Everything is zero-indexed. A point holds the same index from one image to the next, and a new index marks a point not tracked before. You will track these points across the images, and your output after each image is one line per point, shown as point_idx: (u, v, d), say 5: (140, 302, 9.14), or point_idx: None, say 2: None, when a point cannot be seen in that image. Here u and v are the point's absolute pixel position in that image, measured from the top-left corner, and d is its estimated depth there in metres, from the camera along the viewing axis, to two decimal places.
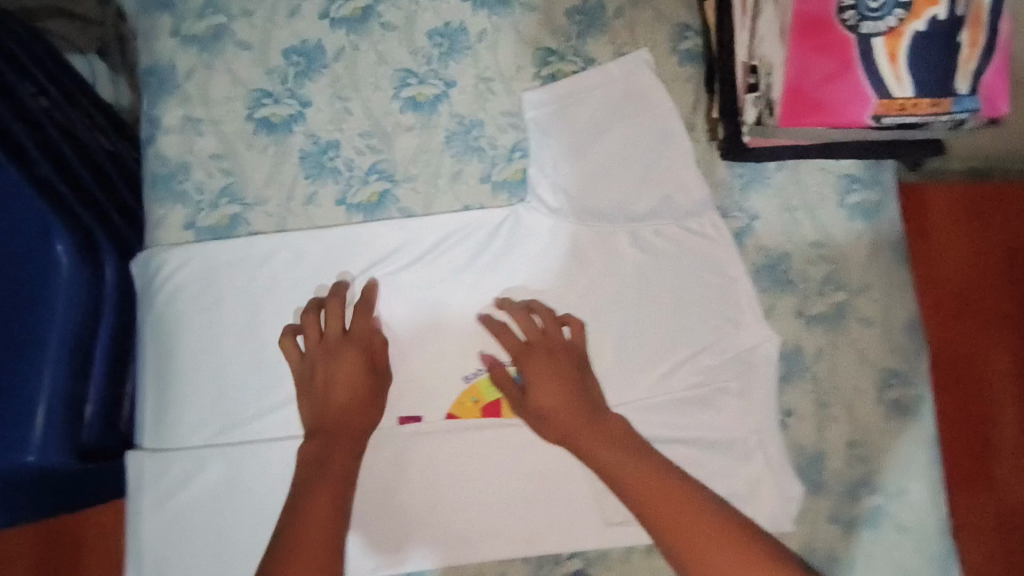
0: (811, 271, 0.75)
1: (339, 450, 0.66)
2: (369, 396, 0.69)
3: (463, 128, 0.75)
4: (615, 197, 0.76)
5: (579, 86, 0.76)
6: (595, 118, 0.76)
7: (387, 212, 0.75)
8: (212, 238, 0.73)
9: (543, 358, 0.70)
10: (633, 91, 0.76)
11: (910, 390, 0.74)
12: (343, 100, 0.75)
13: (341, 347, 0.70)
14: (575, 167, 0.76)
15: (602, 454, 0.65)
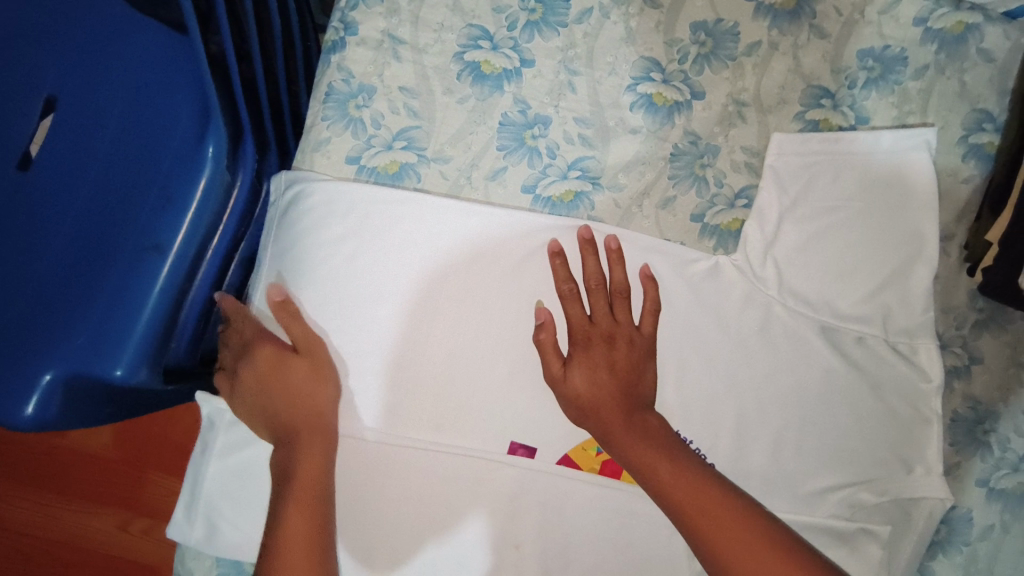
0: (1015, 440, 0.64)
1: (310, 451, 0.57)
2: (337, 392, 0.60)
3: (694, 149, 0.63)
4: (830, 284, 0.64)
5: (844, 148, 0.64)
6: (844, 188, 0.64)
7: (577, 215, 0.63)
8: (381, 183, 0.62)
9: (599, 344, 0.59)
10: (901, 175, 0.64)
11: None
12: (569, 71, 0.63)
13: (264, 339, 0.60)
14: (802, 238, 0.64)
15: (647, 462, 0.56)
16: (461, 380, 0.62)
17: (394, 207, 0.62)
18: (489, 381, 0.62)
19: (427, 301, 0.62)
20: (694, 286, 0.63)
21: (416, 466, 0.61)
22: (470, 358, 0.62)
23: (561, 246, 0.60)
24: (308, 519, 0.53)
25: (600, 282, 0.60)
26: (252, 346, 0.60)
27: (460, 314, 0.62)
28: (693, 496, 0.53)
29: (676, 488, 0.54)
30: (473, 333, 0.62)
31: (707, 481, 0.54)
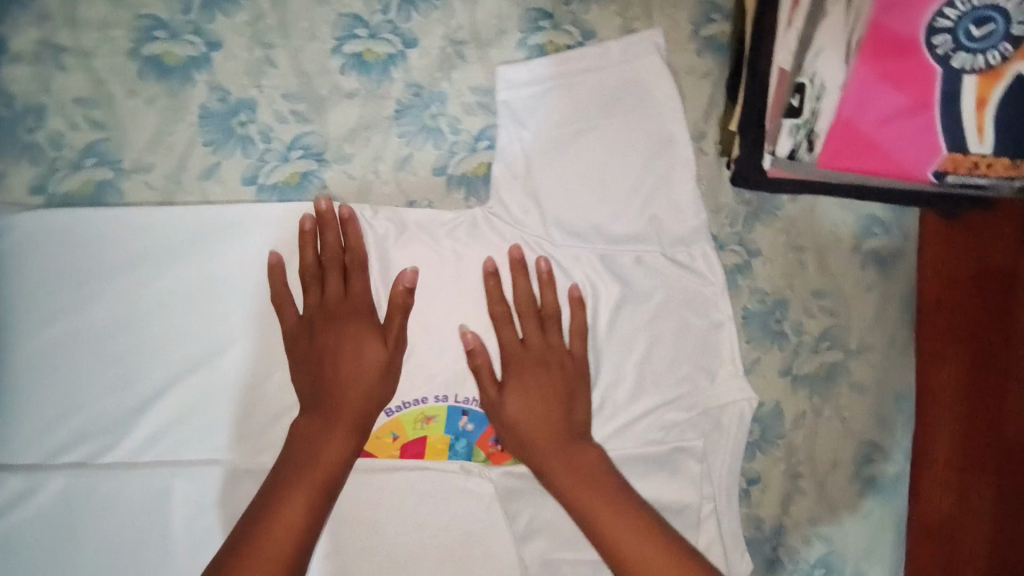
0: (807, 324, 0.64)
1: (336, 435, 0.54)
2: (386, 371, 0.56)
3: (419, 100, 0.59)
4: (595, 211, 0.62)
5: (573, 64, 0.61)
6: (584, 108, 0.61)
7: (309, 197, 0.58)
8: (75, 202, 0.57)
9: (542, 377, 0.59)
10: (635, 81, 0.61)
11: (890, 468, 0.65)
12: (264, 46, 0.57)
13: (342, 313, 0.56)
14: (553, 170, 0.61)
15: (563, 476, 0.56)
16: (222, 393, 0.58)
17: (103, 226, 0.57)
18: (255, 388, 0.58)
19: (164, 322, 0.58)
20: (454, 242, 0.60)
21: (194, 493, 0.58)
22: (221, 366, 0.58)
23: (411, 280, 0.56)
24: (307, 499, 0.52)
25: (530, 307, 0.60)
26: (321, 316, 0.56)
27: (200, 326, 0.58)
28: (592, 501, 0.55)
29: (593, 502, 0.55)
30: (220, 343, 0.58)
31: (631, 499, 0.56)
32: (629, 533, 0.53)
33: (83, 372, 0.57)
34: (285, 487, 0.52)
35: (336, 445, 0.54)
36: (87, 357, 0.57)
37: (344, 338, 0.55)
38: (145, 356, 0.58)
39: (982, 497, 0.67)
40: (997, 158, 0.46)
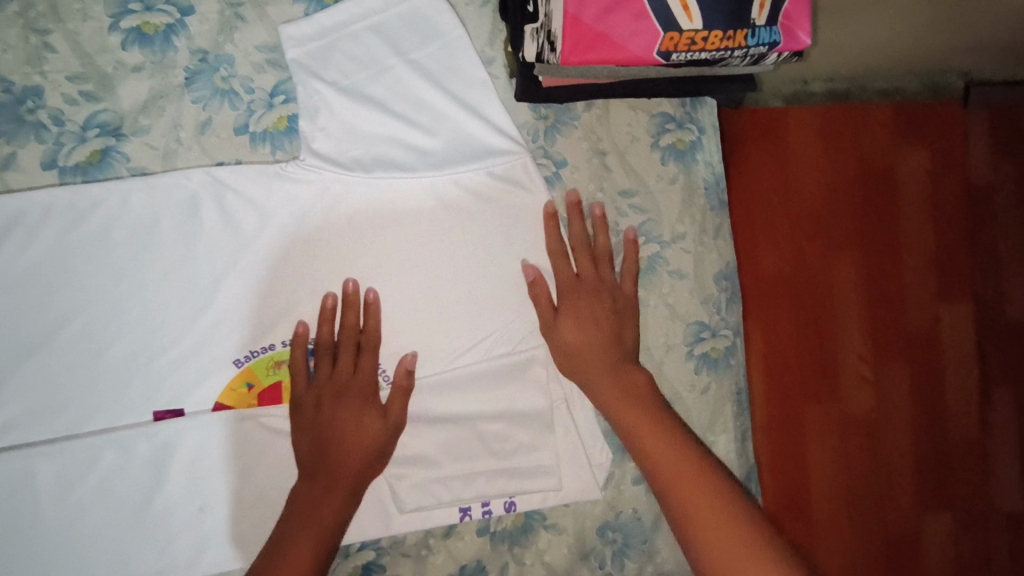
0: (620, 222, 0.69)
1: (332, 502, 0.58)
2: (382, 446, 0.61)
3: (207, 65, 0.62)
4: (404, 145, 0.64)
5: (356, 9, 0.64)
6: (374, 49, 0.64)
7: (114, 172, 0.60)
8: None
9: (585, 301, 0.64)
10: (417, 17, 0.65)
11: (720, 343, 0.71)
12: (40, 33, 0.59)
13: (350, 388, 0.61)
14: (355, 111, 0.63)
15: (613, 400, 0.61)
16: (59, 376, 0.60)
17: None
18: (93, 366, 0.60)
19: None
20: (268, 195, 0.62)
21: (51, 473, 0.59)
22: (51, 350, 0.59)
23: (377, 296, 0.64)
24: (343, 499, 0.58)
25: (570, 278, 0.65)
26: (341, 390, 0.61)
27: (27, 313, 0.59)
28: (641, 434, 0.58)
29: (623, 409, 0.60)
30: (51, 326, 0.59)
31: (638, 402, 0.61)
32: (662, 440, 0.57)
33: None
34: (313, 488, 0.58)
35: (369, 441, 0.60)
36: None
37: (345, 417, 0.60)
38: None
39: (839, 352, 0.86)
40: (709, 32, 0.51)
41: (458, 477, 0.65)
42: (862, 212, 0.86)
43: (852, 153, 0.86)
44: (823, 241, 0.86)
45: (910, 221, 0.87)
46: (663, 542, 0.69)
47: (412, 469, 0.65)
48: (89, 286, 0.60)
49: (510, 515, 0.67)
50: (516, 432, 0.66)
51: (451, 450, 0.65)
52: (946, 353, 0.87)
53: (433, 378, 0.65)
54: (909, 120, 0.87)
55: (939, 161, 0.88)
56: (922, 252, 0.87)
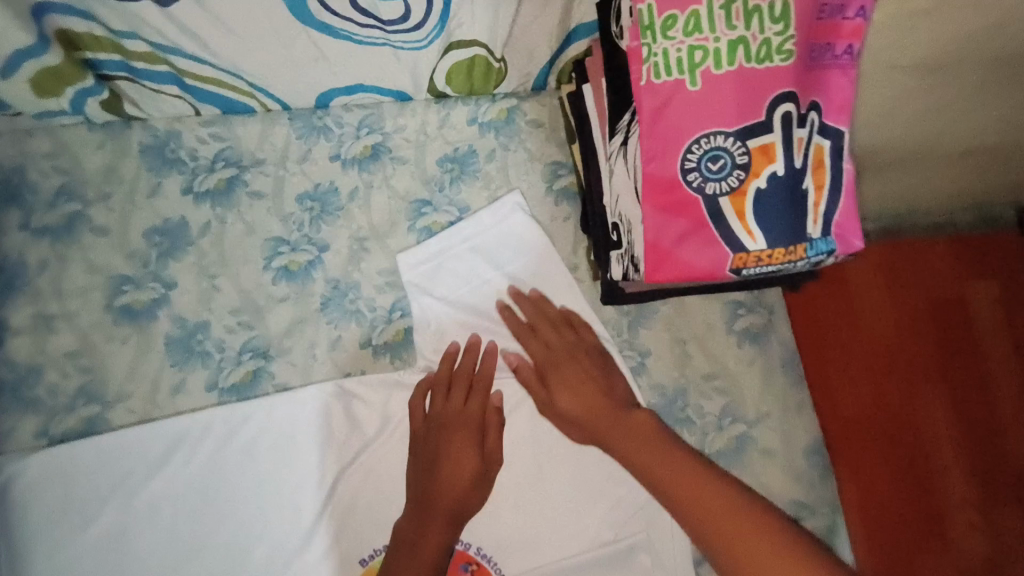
0: (706, 405, 0.73)
1: (432, 535, 0.65)
2: (478, 478, 0.68)
3: (339, 291, 0.73)
4: (502, 347, 0.73)
5: (459, 232, 0.75)
6: (477, 265, 0.74)
7: (262, 388, 0.71)
8: (66, 441, 0.67)
9: (565, 372, 0.69)
10: (511, 235, 0.75)
11: (818, 522, 0.71)
12: (210, 278, 0.72)
13: (455, 428, 0.68)
14: (460, 321, 0.73)
15: (654, 471, 0.63)
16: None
17: (92, 452, 0.67)
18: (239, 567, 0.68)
19: (156, 523, 0.67)
20: (387, 403, 0.71)
21: None
22: (206, 553, 0.67)
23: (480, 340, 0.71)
24: (441, 542, 0.65)
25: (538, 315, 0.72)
26: (448, 425, 0.68)
27: (187, 519, 0.68)
28: (648, 457, 0.64)
29: (642, 468, 0.64)
30: (206, 531, 0.68)
31: (700, 468, 0.62)
32: (675, 469, 0.62)
33: None
34: (423, 532, 0.65)
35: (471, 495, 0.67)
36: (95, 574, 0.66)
37: (449, 450, 0.67)
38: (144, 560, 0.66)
39: None
40: (771, 250, 0.58)
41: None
42: None
43: None
44: None
45: None
46: None
47: None
48: (241, 491, 0.69)
49: None
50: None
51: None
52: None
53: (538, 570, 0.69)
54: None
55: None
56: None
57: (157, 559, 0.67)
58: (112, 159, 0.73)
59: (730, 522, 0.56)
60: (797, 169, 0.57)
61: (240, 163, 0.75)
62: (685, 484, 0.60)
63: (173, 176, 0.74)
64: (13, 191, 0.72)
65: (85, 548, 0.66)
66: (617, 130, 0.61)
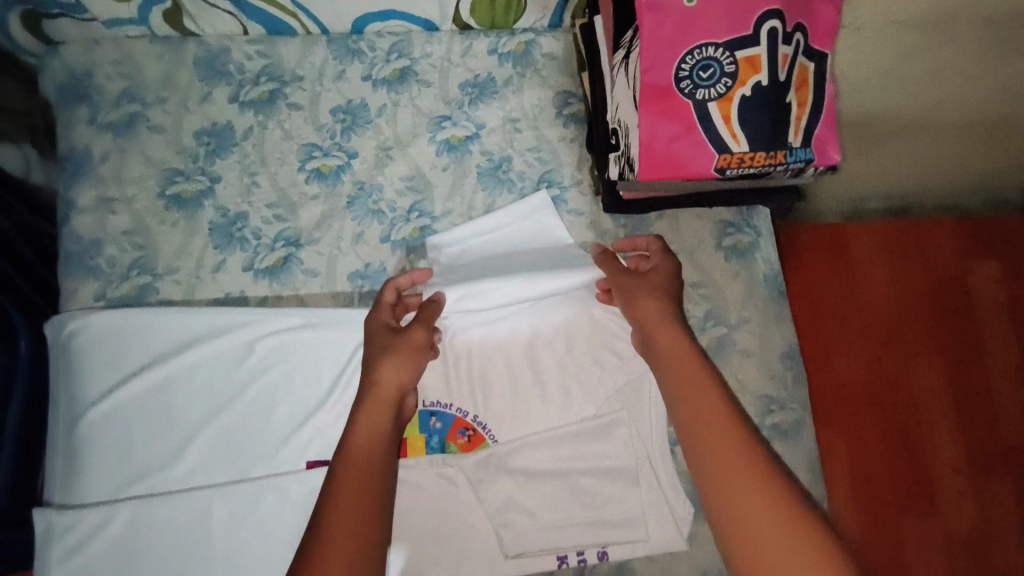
0: (692, 309, 0.80)
1: (367, 417, 0.60)
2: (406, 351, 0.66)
3: (363, 192, 0.81)
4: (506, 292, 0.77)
5: (478, 229, 0.80)
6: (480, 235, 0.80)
7: (292, 273, 0.79)
8: (118, 307, 0.76)
9: (656, 277, 0.71)
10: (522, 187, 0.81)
11: (789, 416, 0.78)
12: (251, 175, 0.81)
13: (385, 305, 0.72)
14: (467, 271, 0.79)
15: (666, 337, 0.64)
16: (237, 428, 0.76)
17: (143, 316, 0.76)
18: (263, 420, 0.76)
19: (192, 380, 0.76)
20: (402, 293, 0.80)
21: (226, 507, 0.74)
22: (237, 408, 0.76)
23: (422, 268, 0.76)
24: (377, 418, 0.60)
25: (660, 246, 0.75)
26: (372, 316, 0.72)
27: (219, 377, 0.76)
28: (681, 370, 0.61)
29: (665, 349, 0.63)
30: (231, 386, 0.76)
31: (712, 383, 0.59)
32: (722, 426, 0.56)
33: (135, 431, 0.74)
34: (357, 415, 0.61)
35: (379, 447, 0.58)
36: (140, 424, 0.75)
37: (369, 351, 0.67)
38: (178, 414, 0.75)
39: (937, 389, 1.22)
40: (754, 152, 0.66)
41: (550, 531, 0.75)
42: (939, 317, 1.25)
43: (905, 270, 1.26)
44: (858, 340, 1.22)
45: (957, 319, 1.26)
46: None
47: (515, 519, 0.75)
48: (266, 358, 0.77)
49: (602, 565, 0.75)
50: (602, 483, 0.76)
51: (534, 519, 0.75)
52: (946, 506, 1.17)
53: (524, 441, 0.77)
54: (969, 236, 1.28)
55: (936, 326, 1.25)
56: (939, 431, 1.20)
57: (195, 408, 0.75)
58: (169, 67, 0.82)
59: (731, 449, 0.54)
60: (780, 83, 0.65)
61: (282, 78, 0.83)
62: (719, 445, 0.54)
63: (222, 86, 0.82)
64: (83, 91, 0.81)
65: (128, 403, 0.75)
66: (620, 45, 0.69)
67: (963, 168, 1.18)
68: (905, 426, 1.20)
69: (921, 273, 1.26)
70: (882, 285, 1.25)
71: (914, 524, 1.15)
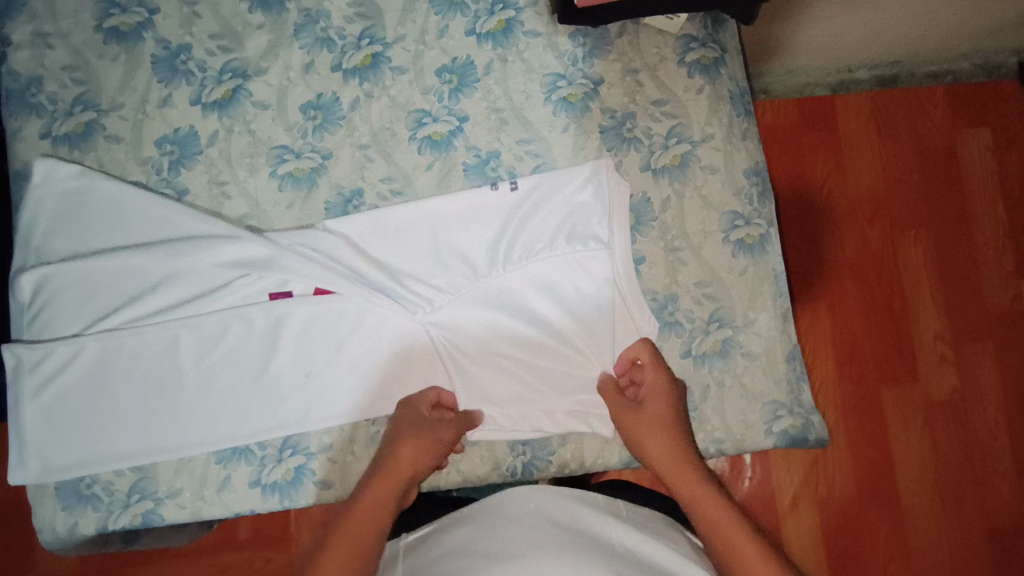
0: (654, 127, 0.78)
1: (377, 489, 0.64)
2: (426, 448, 0.67)
3: (310, 19, 0.78)
4: (567, 271, 0.74)
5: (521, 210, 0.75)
6: (526, 220, 0.75)
7: (242, 106, 0.76)
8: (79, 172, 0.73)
9: (656, 407, 0.70)
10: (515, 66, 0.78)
11: (754, 231, 0.76)
12: (191, 5, 0.77)
13: (408, 407, 0.71)
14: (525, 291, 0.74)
15: (663, 455, 0.68)
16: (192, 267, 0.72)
17: (98, 151, 0.75)
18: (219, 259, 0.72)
19: (142, 222, 0.73)
20: (359, 120, 0.77)
21: (193, 344, 0.72)
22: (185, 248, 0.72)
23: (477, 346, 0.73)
24: (387, 502, 0.64)
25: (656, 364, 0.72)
26: (403, 403, 0.72)
27: (170, 220, 0.73)
28: (694, 497, 0.65)
29: (672, 480, 0.67)
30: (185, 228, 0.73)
31: (733, 516, 0.62)
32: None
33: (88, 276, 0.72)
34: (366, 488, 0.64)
35: (388, 493, 0.64)
36: (94, 267, 0.72)
37: (395, 436, 0.68)
38: (134, 259, 0.71)
39: (923, 260, 1.17)
40: None
41: (516, 367, 0.73)
42: (934, 186, 1.19)
43: (893, 140, 1.20)
44: (841, 216, 1.18)
45: (950, 187, 1.19)
46: (713, 412, 0.75)
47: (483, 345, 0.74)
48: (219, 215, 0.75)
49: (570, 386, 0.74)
50: (569, 315, 0.74)
51: (500, 350, 0.73)
52: (927, 379, 1.13)
53: (478, 255, 0.75)
54: (964, 101, 1.20)
55: (925, 196, 1.18)
56: (924, 300, 1.15)
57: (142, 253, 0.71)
58: None
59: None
60: None
61: None
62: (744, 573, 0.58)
63: None
64: None
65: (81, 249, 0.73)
66: None
67: (953, 17, 1.05)
68: (887, 299, 1.16)
69: (908, 141, 1.19)
70: (869, 153, 1.19)
71: (893, 395, 1.13)
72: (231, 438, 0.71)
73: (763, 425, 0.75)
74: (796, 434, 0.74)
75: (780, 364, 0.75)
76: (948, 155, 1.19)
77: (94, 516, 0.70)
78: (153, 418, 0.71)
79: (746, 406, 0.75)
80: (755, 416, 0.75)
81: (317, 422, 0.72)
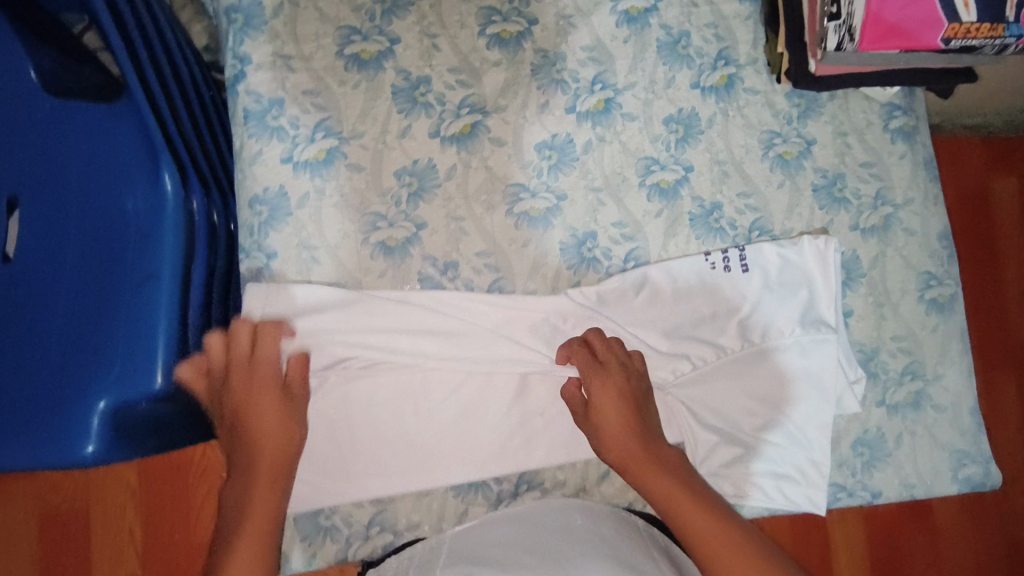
0: (862, 189, 0.83)
1: (257, 481, 0.61)
2: (634, 408, 0.69)
3: (548, 61, 0.79)
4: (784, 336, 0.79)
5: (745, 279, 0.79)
6: (747, 288, 0.79)
7: (479, 141, 0.77)
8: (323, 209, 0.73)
9: (619, 411, 0.68)
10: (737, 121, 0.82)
11: (946, 290, 0.83)
12: (431, 37, 0.77)
13: (600, 379, 0.69)
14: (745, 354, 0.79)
15: (656, 485, 0.65)
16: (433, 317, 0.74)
17: (340, 179, 0.74)
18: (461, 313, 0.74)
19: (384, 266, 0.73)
20: (590, 162, 0.79)
21: (431, 386, 0.74)
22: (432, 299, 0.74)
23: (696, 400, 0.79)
24: (273, 482, 0.61)
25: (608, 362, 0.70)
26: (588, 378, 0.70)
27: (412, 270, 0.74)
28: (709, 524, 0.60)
29: (657, 492, 0.64)
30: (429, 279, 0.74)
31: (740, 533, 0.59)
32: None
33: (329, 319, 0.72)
34: (247, 481, 0.61)
35: (275, 463, 0.62)
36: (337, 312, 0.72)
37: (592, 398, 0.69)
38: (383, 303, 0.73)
39: None
40: (981, 23, 0.67)
41: (737, 413, 0.79)
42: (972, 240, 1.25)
43: None
44: None
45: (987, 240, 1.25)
46: (906, 459, 0.81)
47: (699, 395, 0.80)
48: (456, 264, 0.75)
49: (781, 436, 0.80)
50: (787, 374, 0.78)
51: (717, 400, 0.79)
52: None
53: (699, 314, 0.78)
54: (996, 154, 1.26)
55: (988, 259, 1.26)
56: None
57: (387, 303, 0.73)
58: None
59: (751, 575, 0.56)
60: None
61: None
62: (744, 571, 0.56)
63: None
64: None
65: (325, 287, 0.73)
66: None
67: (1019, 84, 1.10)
68: None
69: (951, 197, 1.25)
70: None
71: None
72: (467, 474, 0.74)
73: (949, 472, 0.81)
74: (978, 480, 0.81)
75: (967, 416, 0.82)
76: (1016, 226, 1.26)
77: (335, 546, 0.73)
78: (394, 451, 0.73)
79: (933, 454, 0.81)
80: (944, 464, 0.81)
81: (549, 461, 0.75)
